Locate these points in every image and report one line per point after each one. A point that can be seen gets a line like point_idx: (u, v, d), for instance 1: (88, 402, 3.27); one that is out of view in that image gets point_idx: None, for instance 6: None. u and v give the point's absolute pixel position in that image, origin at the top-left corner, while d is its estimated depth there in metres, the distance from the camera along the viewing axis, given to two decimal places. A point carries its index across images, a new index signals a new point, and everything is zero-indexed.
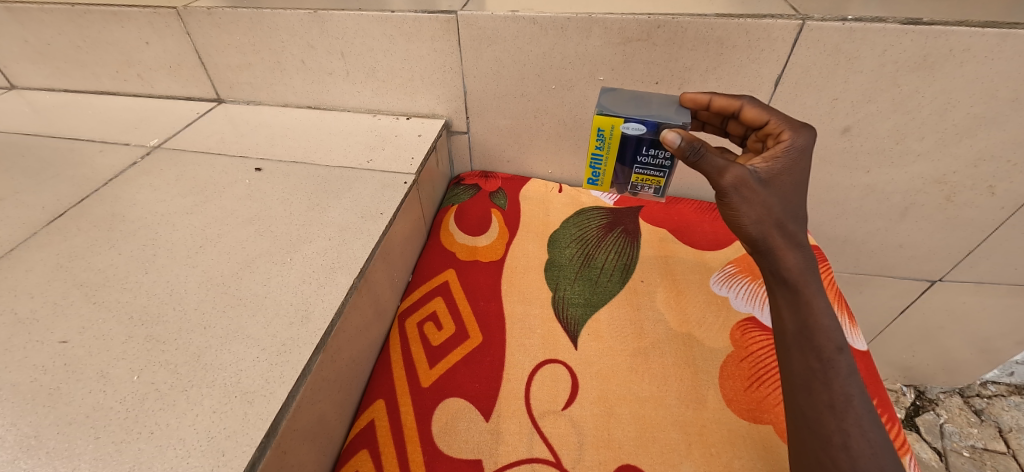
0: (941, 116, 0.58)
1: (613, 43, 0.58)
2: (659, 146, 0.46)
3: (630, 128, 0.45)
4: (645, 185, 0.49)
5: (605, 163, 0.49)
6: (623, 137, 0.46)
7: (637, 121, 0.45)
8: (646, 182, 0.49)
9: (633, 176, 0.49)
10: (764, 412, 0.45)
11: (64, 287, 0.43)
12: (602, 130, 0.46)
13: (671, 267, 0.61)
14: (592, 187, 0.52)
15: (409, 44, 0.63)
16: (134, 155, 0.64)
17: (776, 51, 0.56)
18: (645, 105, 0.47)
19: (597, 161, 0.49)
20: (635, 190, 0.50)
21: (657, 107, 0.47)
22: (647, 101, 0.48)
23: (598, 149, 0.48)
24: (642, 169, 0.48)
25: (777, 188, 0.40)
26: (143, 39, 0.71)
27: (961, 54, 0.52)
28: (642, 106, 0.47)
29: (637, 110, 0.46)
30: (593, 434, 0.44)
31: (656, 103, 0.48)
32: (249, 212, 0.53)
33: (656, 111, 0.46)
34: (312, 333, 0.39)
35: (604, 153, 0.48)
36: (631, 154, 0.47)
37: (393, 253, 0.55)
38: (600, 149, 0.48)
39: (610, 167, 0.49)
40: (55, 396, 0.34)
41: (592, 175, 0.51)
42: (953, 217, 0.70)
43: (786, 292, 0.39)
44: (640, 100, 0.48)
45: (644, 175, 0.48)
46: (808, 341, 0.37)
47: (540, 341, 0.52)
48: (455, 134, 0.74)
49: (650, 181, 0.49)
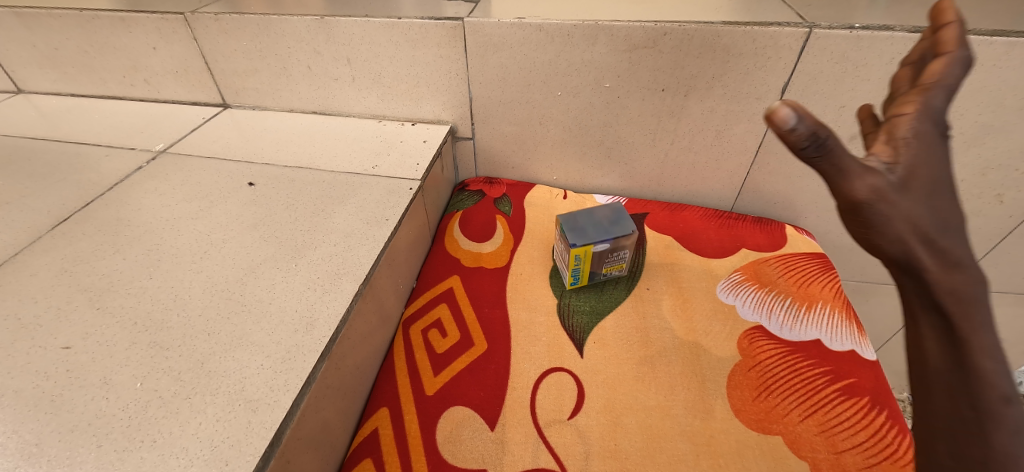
0: (948, 124, 0.58)
1: (619, 50, 0.58)
2: (620, 249, 0.56)
3: (598, 246, 0.54)
4: (612, 271, 0.58)
5: (582, 269, 0.56)
6: (594, 246, 0.54)
7: (604, 241, 0.54)
8: (613, 269, 0.58)
9: (603, 268, 0.57)
10: (772, 423, 0.44)
11: (68, 292, 0.43)
12: (578, 255, 0.54)
13: (676, 275, 0.60)
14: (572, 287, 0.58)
15: (416, 50, 0.63)
16: (140, 159, 0.64)
17: (783, 58, 0.56)
18: (603, 221, 0.56)
19: (576, 269, 0.56)
20: (605, 277, 0.59)
21: (607, 215, 0.57)
22: (598, 215, 0.57)
23: (577, 265, 0.55)
24: (609, 262, 0.57)
25: (919, 190, 0.26)
26: (150, 44, 0.71)
27: (970, 62, 0.52)
28: (598, 219, 0.56)
29: (606, 229, 0.55)
30: (599, 444, 0.43)
31: (607, 212, 0.57)
32: (254, 217, 0.53)
33: (613, 224, 0.56)
34: (316, 341, 0.39)
35: (580, 267, 0.56)
36: (600, 259, 0.56)
37: (397, 260, 0.54)
38: (577, 265, 0.55)
39: (586, 270, 0.56)
40: (57, 404, 0.33)
41: (573, 277, 0.57)
42: (961, 225, 0.70)
43: (942, 317, 0.26)
44: (591, 215, 0.57)
45: (612, 265, 0.57)
46: (967, 384, 0.25)
47: (545, 349, 0.52)
48: (460, 140, 0.74)
49: (616, 267, 0.58)
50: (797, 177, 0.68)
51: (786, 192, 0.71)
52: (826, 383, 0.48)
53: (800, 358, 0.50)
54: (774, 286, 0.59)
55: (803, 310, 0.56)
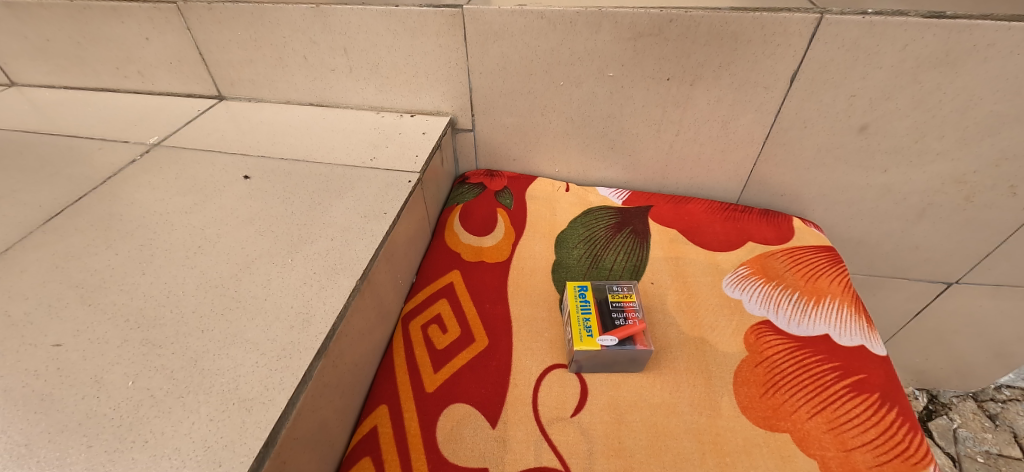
0: (962, 113, 0.56)
1: (624, 38, 0.56)
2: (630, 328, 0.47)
3: (606, 340, 0.45)
4: (622, 292, 0.51)
5: (589, 309, 0.49)
6: (604, 331, 0.47)
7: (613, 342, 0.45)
8: (623, 297, 0.51)
9: (611, 296, 0.51)
10: (781, 420, 0.43)
11: (59, 288, 0.42)
12: (584, 337, 0.46)
13: (681, 269, 0.59)
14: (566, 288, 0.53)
15: (414, 39, 0.61)
16: (134, 153, 0.63)
17: (792, 46, 0.54)
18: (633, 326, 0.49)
19: (587, 306, 0.50)
20: (613, 287, 0.52)
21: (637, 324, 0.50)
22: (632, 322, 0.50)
23: (586, 319, 0.48)
24: (617, 303, 0.50)
25: None
26: (143, 35, 0.70)
27: (987, 49, 0.50)
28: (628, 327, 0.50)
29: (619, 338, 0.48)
30: (602, 442, 0.42)
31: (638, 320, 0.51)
32: (249, 211, 0.52)
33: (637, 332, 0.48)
34: (313, 338, 0.38)
35: (586, 310, 0.49)
36: (609, 321, 0.48)
37: (396, 254, 0.53)
38: (584, 314, 0.49)
39: (592, 299, 0.51)
40: (47, 404, 0.33)
41: (578, 293, 0.51)
42: (972, 217, 0.68)
43: None
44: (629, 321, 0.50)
45: (620, 298, 0.50)
46: None
47: (548, 345, 0.51)
48: (460, 132, 0.72)
49: (625, 297, 0.51)
50: (804, 169, 0.67)
51: (793, 185, 0.69)
52: (835, 379, 0.47)
53: (808, 354, 0.49)
54: (781, 280, 0.57)
55: (811, 304, 0.54)
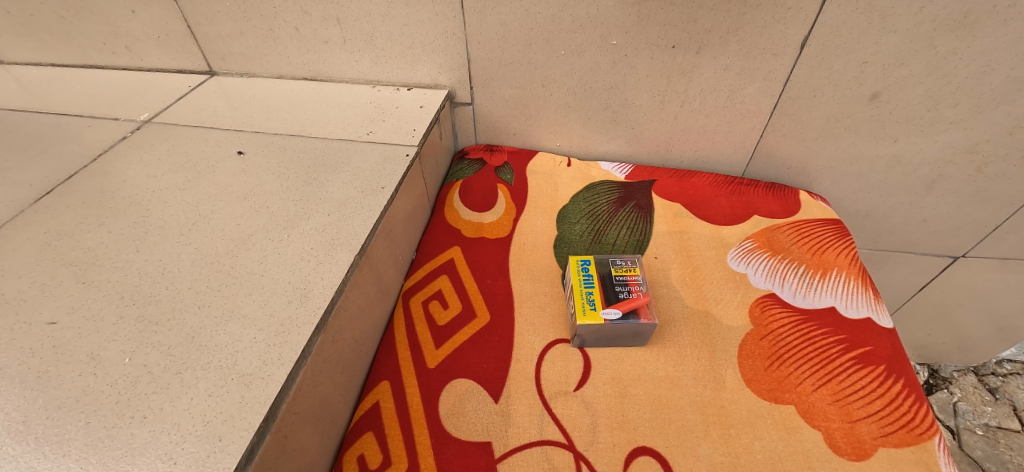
0: (978, 80, 0.54)
1: (627, 3, 0.54)
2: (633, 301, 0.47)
3: (608, 313, 0.45)
4: (625, 264, 0.51)
5: (592, 283, 0.48)
6: (607, 304, 0.46)
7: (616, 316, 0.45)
8: (627, 270, 0.50)
9: (615, 270, 0.50)
10: (786, 392, 0.43)
11: (52, 266, 0.41)
12: (586, 310, 0.46)
13: (685, 243, 0.58)
14: (568, 263, 0.52)
15: (409, 7, 0.59)
16: (124, 129, 0.61)
17: (804, 9, 0.51)
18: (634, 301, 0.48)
19: (590, 280, 0.49)
20: (616, 260, 0.52)
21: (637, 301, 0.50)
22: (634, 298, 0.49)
23: (589, 293, 0.47)
24: (620, 276, 0.49)
25: None
26: (128, 7, 0.67)
27: (1007, 10, 0.48)
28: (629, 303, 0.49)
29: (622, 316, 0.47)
30: (606, 416, 0.42)
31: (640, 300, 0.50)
32: (244, 187, 0.50)
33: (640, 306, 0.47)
34: (311, 313, 0.37)
35: (589, 284, 0.48)
36: (612, 294, 0.47)
37: (395, 230, 0.52)
38: (586, 288, 0.48)
39: (596, 272, 0.50)
40: (44, 380, 0.32)
41: (580, 267, 0.50)
42: (983, 189, 0.67)
43: None
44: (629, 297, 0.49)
45: (623, 272, 0.50)
46: None
47: (550, 320, 0.50)
48: (458, 105, 0.70)
49: (629, 270, 0.50)
50: (813, 140, 0.65)
51: (800, 157, 0.67)
52: (841, 352, 0.46)
53: (814, 327, 0.48)
54: (787, 253, 0.56)
55: (817, 278, 0.53)
